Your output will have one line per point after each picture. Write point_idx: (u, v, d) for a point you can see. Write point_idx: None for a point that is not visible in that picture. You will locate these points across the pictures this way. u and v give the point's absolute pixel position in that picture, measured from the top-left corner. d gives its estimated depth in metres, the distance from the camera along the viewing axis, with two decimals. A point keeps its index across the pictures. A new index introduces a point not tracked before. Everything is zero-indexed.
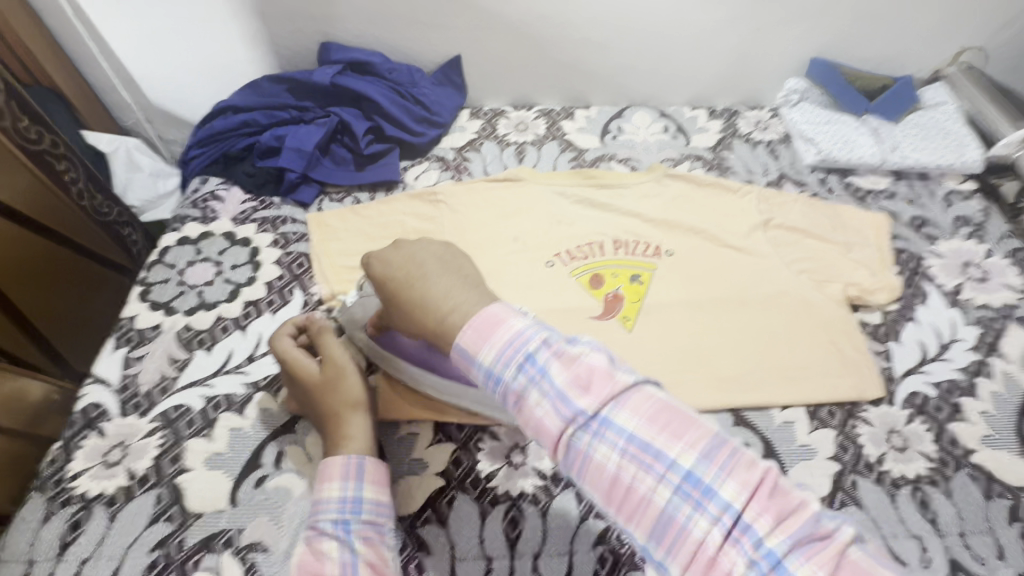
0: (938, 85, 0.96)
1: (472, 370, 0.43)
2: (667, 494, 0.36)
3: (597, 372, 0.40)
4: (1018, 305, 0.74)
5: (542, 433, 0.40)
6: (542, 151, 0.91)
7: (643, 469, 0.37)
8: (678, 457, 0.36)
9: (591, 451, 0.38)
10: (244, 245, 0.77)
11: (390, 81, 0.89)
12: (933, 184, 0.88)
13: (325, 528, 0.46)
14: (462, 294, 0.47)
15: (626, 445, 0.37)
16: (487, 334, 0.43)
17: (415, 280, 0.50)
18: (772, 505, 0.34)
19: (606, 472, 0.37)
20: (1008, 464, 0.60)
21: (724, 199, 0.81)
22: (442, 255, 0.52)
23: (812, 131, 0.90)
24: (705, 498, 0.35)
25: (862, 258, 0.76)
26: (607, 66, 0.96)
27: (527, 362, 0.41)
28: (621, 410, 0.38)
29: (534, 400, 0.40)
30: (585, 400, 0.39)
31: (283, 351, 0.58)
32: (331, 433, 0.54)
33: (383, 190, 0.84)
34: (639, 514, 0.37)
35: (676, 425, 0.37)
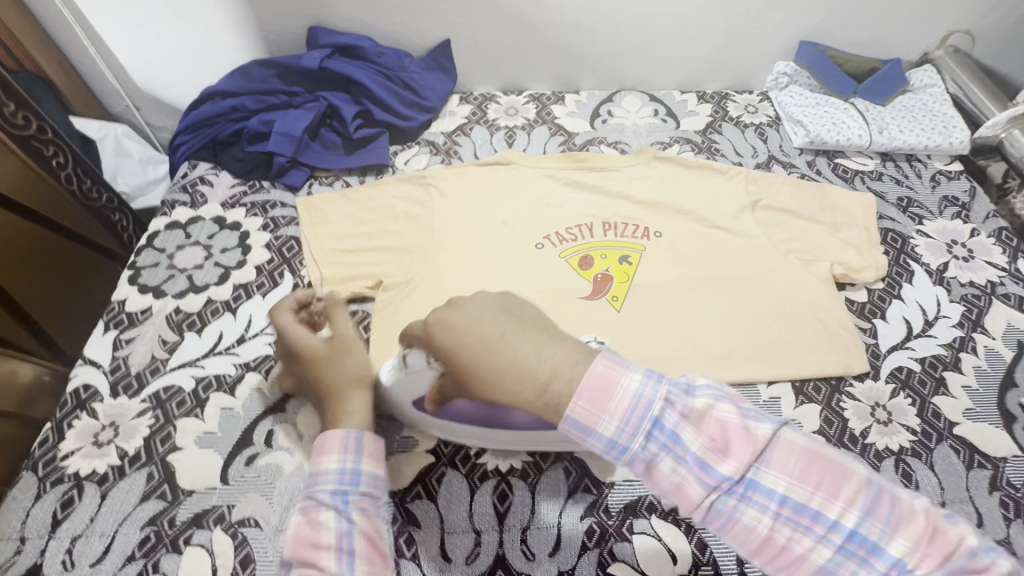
0: (926, 67, 0.96)
1: (589, 440, 0.40)
2: (829, 553, 0.36)
3: (732, 431, 0.38)
4: (1002, 283, 0.75)
5: (680, 498, 0.39)
6: (532, 135, 0.91)
7: (799, 530, 0.36)
8: (839, 517, 0.36)
9: (740, 517, 0.37)
10: (234, 230, 0.77)
11: (379, 65, 0.89)
12: (920, 165, 0.88)
13: (323, 499, 0.46)
14: (555, 352, 0.40)
15: (779, 508, 0.36)
16: (604, 404, 0.39)
17: (491, 346, 0.40)
18: (931, 547, 0.35)
19: (759, 534, 0.37)
20: (989, 436, 0.61)
21: (713, 180, 0.82)
22: (506, 302, 0.43)
23: (801, 114, 0.90)
24: (871, 554, 0.35)
25: (849, 237, 0.77)
26: (597, 50, 0.96)
27: (657, 429, 0.39)
28: (768, 471, 0.37)
29: (671, 468, 0.39)
30: (729, 467, 0.37)
31: (282, 325, 0.58)
32: (331, 407, 0.53)
33: (373, 174, 0.85)
34: (794, 570, 0.37)
35: (828, 479, 0.37)
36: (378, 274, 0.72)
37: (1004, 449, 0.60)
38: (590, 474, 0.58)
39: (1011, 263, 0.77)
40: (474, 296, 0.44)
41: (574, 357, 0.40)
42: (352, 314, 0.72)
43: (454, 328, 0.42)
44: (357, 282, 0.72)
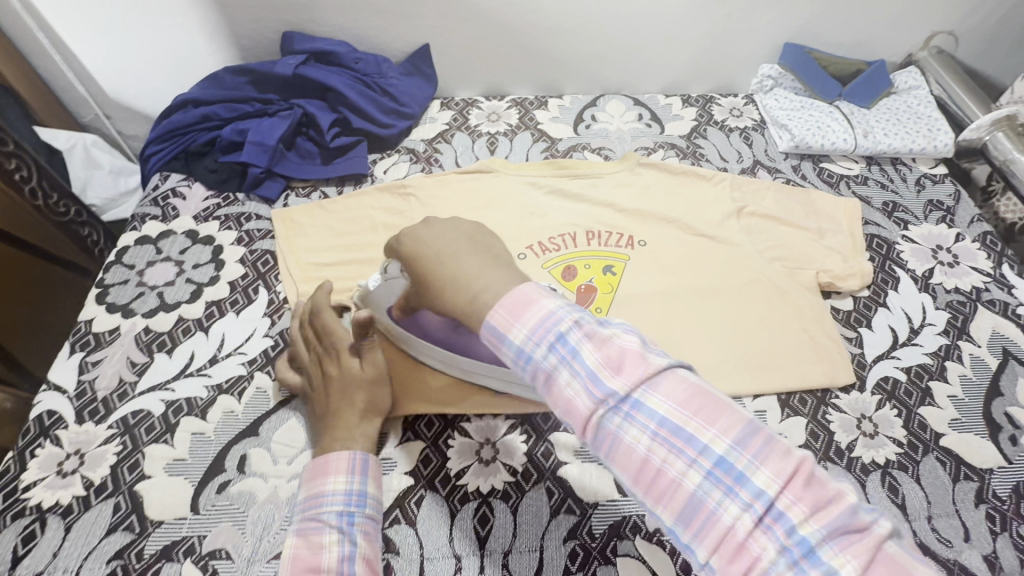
0: (910, 69, 0.96)
1: (500, 349, 0.38)
2: (699, 480, 0.32)
3: (630, 353, 0.35)
4: (988, 289, 0.74)
5: (564, 411, 0.35)
6: (514, 141, 0.90)
7: (674, 453, 0.32)
8: (712, 445, 0.32)
9: (619, 435, 0.33)
10: (207, 244, 0.74)
11: (356, 71, 0.86)
12: (905, 169, 0.88)
13: (328, 520, 0.45)
14: (496, 272, 0.40)
15: (658, 429, 0.32)
16: (515, 312, 0.37)
17: (443, 260, 0.42)
18: (810, 494, 0.30)
19: (635, 456, 0.33)
20: (975, 447, 0.61)
21: (698, 187, 0.81)
22: (473, 231, 0.45)
23: (786, 117, 0.90)
24: (739, 486, 0.31)
25: (834, 244, 0.76)
26: (579, 54, 0.94)
27: (558, 342, 0.36)
28: (653, 392, 0.33)
29: (562, 380, 0.35)
30: (617, 381, 0.34)
31: (329, 328, 0.57)
32: (339, 421, 0.53)
33: (351, 184, 0.82)
34: (665, 499, 0.32)
35: (712, 410, 0.33)
36: (356, 288, 0.70)
37: (990, 460, 0.60)
38: (573, 494, 0.56)
39: (996, 269, 0.76)
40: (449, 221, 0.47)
41: (514, 274, 0.40)
42: None
43: (418, 243, 0.45)
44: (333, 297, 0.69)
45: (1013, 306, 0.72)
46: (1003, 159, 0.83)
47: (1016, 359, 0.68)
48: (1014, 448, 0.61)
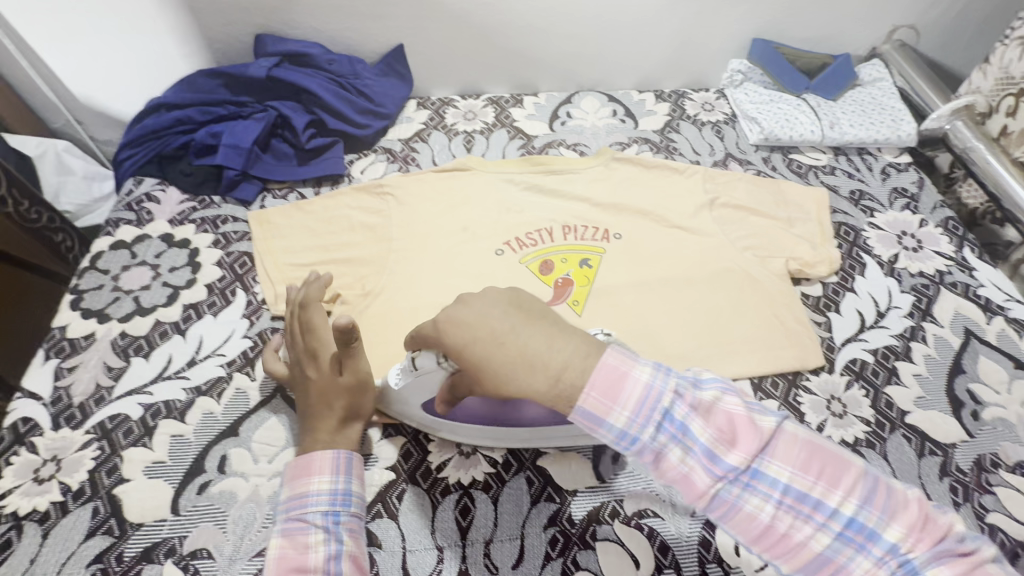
0: (874, 62, 0.99)
1: (599, 432, 0.39)
2: (826, 539, 0.36)
3: (739, 423, 0.38)
4: (950, 271, 0.76)
5: (685, 488, 0.38)
6: (491, 139, 0.91)
7: (801, 518, 0.36)
8: (837, 506, 0.36)
9: (745, 505, 0.37)
10: (183, 247, 0.74)
11: (331, 72, 0.87)
12: (871, 158, 0.90)
13: (314, 520, 0.47)
14: (566, 345, 0.39)
15: (781, 497, 0.36)
16: (616, 396, 0.38)
17: (500, 340, 0.38)
18: (925, 534, 0.35)
19: (761, 524, 0.37)
20: (939, 423, 0.63)
21: (672, 180, 0.83)
22: (513, 298, 0.41)
23: (755, 111, 0.92)
24: (868, 541, 0.35)
25: (803, 232, 0.78)
26: (553, 52, 0.96)
27: (666, 420, 0.38)
28: (770, 460, 0.37)
29: (678, 459, 0.38)
30: (735, 455, 0.37)
31: (314, 329, 0.58)
32: (319, 420, 0.55)
33: (328, 184, 0.83)
34: (791, 556, 0.37)
35: (827, 469, 0.37)
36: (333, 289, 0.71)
37: (954, 435, 0.62)
38: (553, 482, 0.57)
39: (958, 252, 0.79)
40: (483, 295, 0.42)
41: (579, 347, 0.39)
42: None
43: (461, 334, 0.40)
44: None
45: (974, 288, 0.75)
46: (963, 147, 0.85)
47: (978, 338, 0.70)
48: (976, 422, 0.63)
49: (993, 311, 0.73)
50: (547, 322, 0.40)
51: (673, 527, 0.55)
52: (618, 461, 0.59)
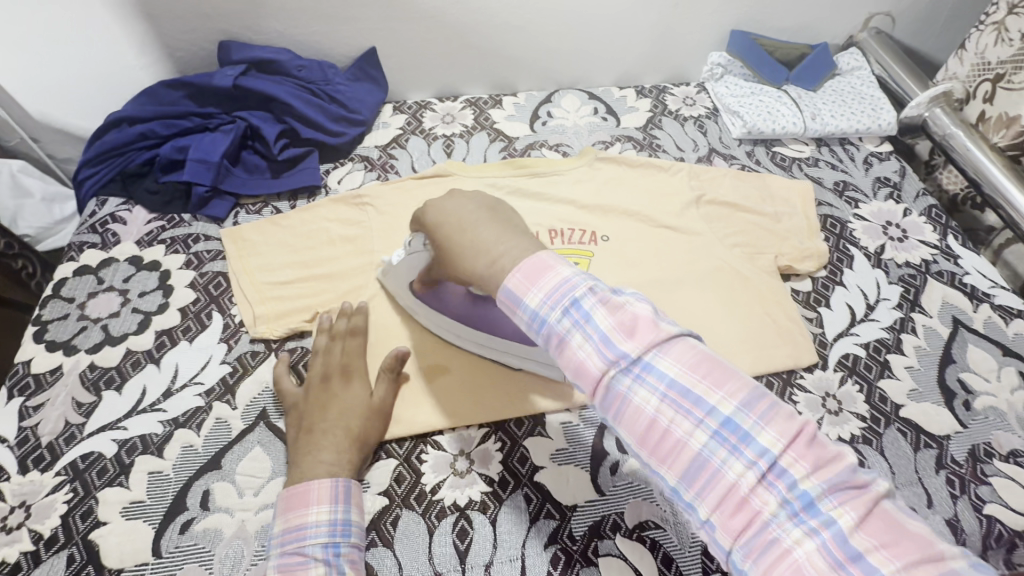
0: (852, 51, 0.99)
1: (518, 312, 0.42)
2: (705, 438, 0.36)
3: (641, 321, 0.39)
4: (935, 260, 0.77)
5: (581, 375, 0.39)
6: (471, 142, 0.88)
7: (681, 412, 0.36)
8: (718, 405, 0.36)
9: (631, 396, 0.37)
10: (153, 269, 0.71)
11: (300, 79, 0.83)
12: (853, 149, 0.90)
13: (314, 553, 0.47)
14: (513, 239, 0.45)
15: (666, 390, 0.37)
16: (535, 278, 0.41)
17: (462, 231, 0.47)
18: (809, 454, 0.34)
19: (645, 417, 0.37)
20: (933, 416, 0.63)
21: (657, 178, 0.81)
22: (490, 203, 0.50)
23: (737, 105, 0.91)
24: (743, 444, 0.35)
25: (791, 227, 0.78)
26: (531, 50, 0.93)
27: (573, 307, 0.40)
28: (662, 355, 0.38)
29: (577, 343, 0.39)
30: (629, 344, 0.38)
31: (356, 357, 0.61)
32: (329, 445, 0.54)
33: (304, 197, 0.80)
34: (672, 456, 0.36)
35: (716, 374, 0.37)
36: (314, 305, 0.68)
37: (948, 427, 0.62)
38: (552, 498, 0.56)
39: (942, 240, 0.79)
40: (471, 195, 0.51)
41: (530, 243, 0.45)
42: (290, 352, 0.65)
43: (440, 211, 0.50)
44: (293, 316, 0.67)
45: (960, 276, 0.75)
46: (942, 134, 0.86)
47: (965, 327, 0.70)
48: (968, 412, 0.63)
49: (979, 299, 0.73)
50: (511, 221, 0.48)
51: (676, 538, 0.54)
52: (616, 472, 0.58)
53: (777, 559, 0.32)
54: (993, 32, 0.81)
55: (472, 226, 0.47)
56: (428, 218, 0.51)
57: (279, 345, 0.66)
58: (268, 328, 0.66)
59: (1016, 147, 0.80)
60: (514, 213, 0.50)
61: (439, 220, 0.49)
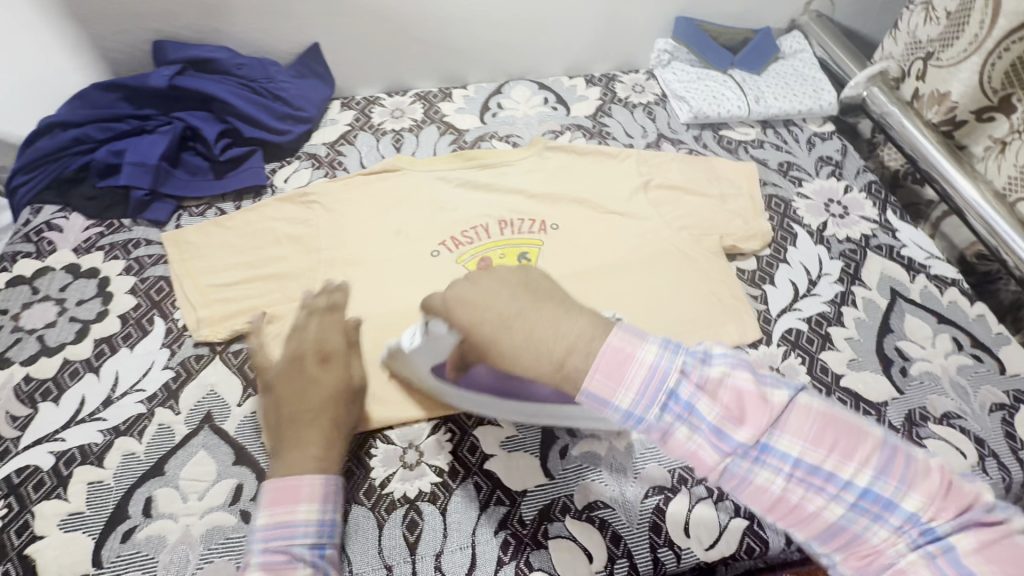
0: (794, 34, 1.01)
1: (606, 411, 0.39)
2: (842, 510, 0.36)
3: (748, 398, 0.37)
4: (875, 235, 0.79)
5: (694, 464, 0.38)
6: (421, 136, 0.88)
7: (812, 490, 0.36)
8: (853, 477, 0.36)
9: (755, 481, 0.37)
10: (91, 277, 0.69)
11: (241, 77, 0.81)
12: (797, 129, 0.92)
13: (301, 555, 0.43)
14: (573, 328, 0.39)
15: (793, 470, 0.36)
16: (618, 377, 0.38)
17: (505, 321, 0.39)
18: (949, 503, 0.35)
19: (772, 497, 0.37)
20: (871, 384, 0.65)
21: (606, 165, 0.82)
22: (520, 276, 0.42)
23: (683, 90, 0.92)
24: (884, 510, 0.36)
25: (736, 208, 0.79)
26: (478, 42, 0.93)
27: (671, 400, 0.38)
28: (784, 435, 0.37)
29: (684, 436, 0.38)
30: (745, 432, 0.37)
31: (336, 340, 0.58)
32: (312, 430, 0.51)
33: (250, 197, 0.78)
34: (804, 527, 0.37)
35: (842, 442, 0.37)
36: (260, 306, 0.67)
37: (886, 394, 0.64)
38: (502, 484, 0.56)
39: (881, 215, 0.81)
40: (493, 269, 0.43)
41: (590, 332, 0.39)
42: (236, 354, 0.64)
43: (472, 306, 0.41)
44: (238, 317, 0.66)
45: (897, 249, 0.77)
46: (880, 113, 0.87)
47: (903, 297, 0.72)
48: (904, 378, 0.66)
49: (916, 269, 0.75)
50: (553, 296, 0.41)
51: (624, 516, 0.55)
52: (565, 456, 0.58)
53: None
54: (923, 12, 0.82)
55: (518, 321, 0.39)
56: (459, 316, 0.42)
57: (225, 347, 0.65)
58: (212, 330, 0.65)
59: (948, 122, 0.82)
60: (542, 275, 0.43)
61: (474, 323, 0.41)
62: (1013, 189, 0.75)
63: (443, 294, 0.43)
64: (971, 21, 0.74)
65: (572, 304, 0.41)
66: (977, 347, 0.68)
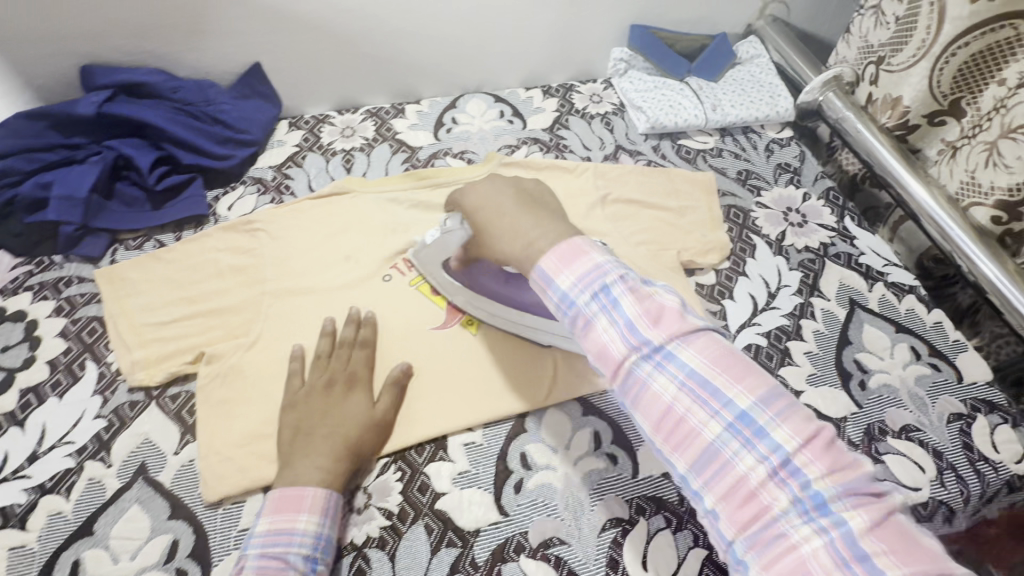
0: (751, 39, 1.00)
1: (548, 292, 0.45)
2: (719, 430, 0.38)
3: (668, 311, 0.41)
4: (833, 243, 0.78)
5: (603, 356, 0.42)
6: (372, 155, 0.85)
7: (698, 402, 0.38)
8: (736, 399, 0.38)
9: (649, 381, 0.40)
10: (17, 321, 0.65)
11: (176, 101, 0.78)
12: (756, 137, 0.91)
13: (294, 564, 0.47)
14: (548, 226, 0.48)
15: (686, 379, 0.39)
16: (568, 261, 0.44)
17: (500, 211, 0.51)
18: (823, 454, 0.36)
19: (661, 402, 0.39)
20: (830, 399, 0.64)
21: (562, 181, 0.80)
22: (525, 190, 0.54)
23: (640, 100, 0.91)
24: (756, 438, 0.37)
25: (694, 221, 0.78)
26: (429, 55, 0.90)
27: (602, 292, 0.43)
28: (686, 347, 0.40)
29: (602, 327, 0.42)
30: (654, 332, 0.40)
31: (364, 369, 0.61)
32: (327, 451, 0.53)
33: (191, 227, 0.75)
34: (684, 444, 0.38)
35: (738, 370, 0.39)
36: (199, 345, 0.63)
37: (844, 409, 0.64)
38: (454, 524, 0.54)
39: (839, 222, 0.81)
40: (506, 178, 0.56)
41: (560, 230, 0.47)
42: (173, 398, 0.61)
43: (478, 194, 0.54)
44: (176, 359, 0.62)
45: (856, 257, 0.77)
46: (836, 118, 0.86)
47: (861, 307, 0.72)
48: (863, 392, 0.65)
49: (874, 278, 0.75)
50: (545, 206, 0.52)
51: (580, 553, 0.53)
52: (520, 491, 0.57)
53: (774, 546, 0.34)
54: (873, 16, 0.82)
55: (508, 210, 0.51)
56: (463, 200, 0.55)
57: (161, 391, 0.61)
58: (147, 374, 0.62)
59: (901, 127, 0.81)
60: (546, 198, 0.54)
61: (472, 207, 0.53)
62: (965, 194, 0.74)
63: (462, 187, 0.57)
64: (918, 27, 0.74)
65: (558, 213, 0.51)
66: (935, 356, 0.68)
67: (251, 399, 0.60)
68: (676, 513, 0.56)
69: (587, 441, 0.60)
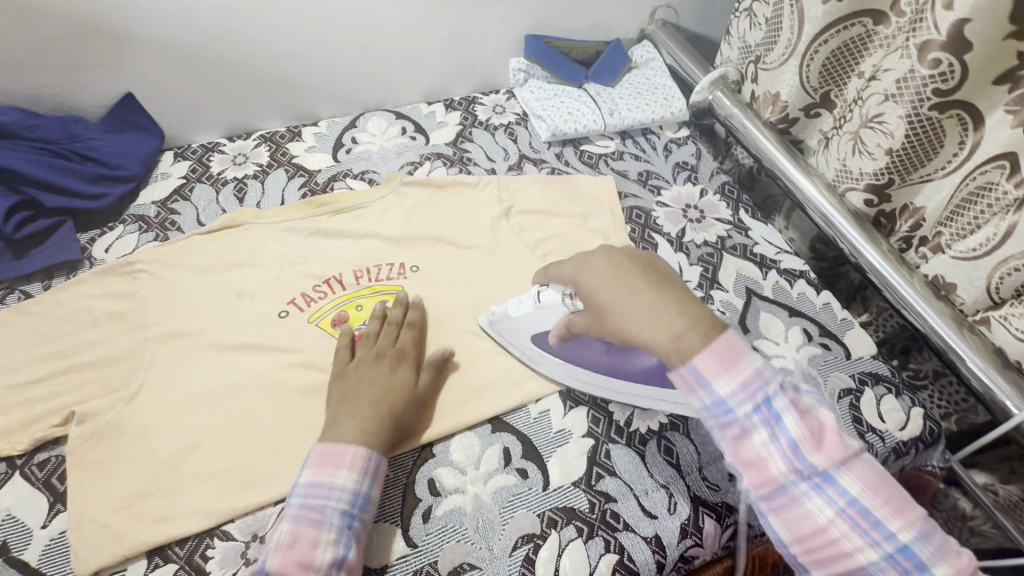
0: (644, 43, 1.03)
1: (698, 393, 0.44)
2: (873, 556, 0.39)
3: (827, 431, 0.42)
4: (730, 235, 0.82)
5: (757, 470, 0.42)
6: (267, 182, 0.81)
7: (856, 529, 0.40)
8: (895, 528, 0.40)
9: (806, 502, 0.41)
10: None
11: (36, 140, 0.72)
12: (654, 138, 0.94)
13: (329, 519, 0.48)
14: (694, 313, 0.45)
15: (845, 505, 0.40)
16: (728, 365, 0.43)
17: (629, 294, 0.47)
18: None
19: (816, 524, 0.40)
20: None
21: (465, 195, 0.80)
22: (646, 260, 0.50)
23: (540, 108, 0.92)
24: (913, 568, 0.39)
25: (598, 225, 0.79)
26: (322, 76, 0.88)
27: (765, 404, 0.42)
28: (847, 473, 0.41)
29: (762, 441, 0.42)
30: (817, 455, 0.41)
31: (411, 347, 0.63)
32: (374, 417, 0.54)
33: (63, 274, 0.70)
34: (832, 564, 0.40)
35: (893, 499, 0.41)
36: (69, 404, 0.58)
37: None
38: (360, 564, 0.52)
39: (735, 215, 0.84)
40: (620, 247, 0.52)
41: (711, 326, 0.44)
42: (42, 465, 0.56)
43: (594, 266, 0.51)
44: (43, 422, 0.57)
45: (751, 247, 0.80)
46: (725, 115, 0.89)
47: (757, 296, 0.75)
48: None
49: (769, 266, 0.79)
50: (681, 286, 0.48)
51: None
52: (428, 519, 0.55)
53: None
54: (746, 18, 0.87)
55: (638, 284, 0.47)
56: (568, 263, 0.54)
57: (27, 459, 0.56)
58: (10, 442, 0.56)
59: (783, 120, 0.86)
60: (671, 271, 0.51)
61: (577, 274, 0.52)
62: (841, 180, 0.79)
63: (575, 260, 0.53)
64: (784, 26, 0.78)
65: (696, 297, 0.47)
66: (825, 336, 0.72)
67: (132, 456, 0.56)
68: (587, 521, 0.56)
69: (496, 458, 0.59)
